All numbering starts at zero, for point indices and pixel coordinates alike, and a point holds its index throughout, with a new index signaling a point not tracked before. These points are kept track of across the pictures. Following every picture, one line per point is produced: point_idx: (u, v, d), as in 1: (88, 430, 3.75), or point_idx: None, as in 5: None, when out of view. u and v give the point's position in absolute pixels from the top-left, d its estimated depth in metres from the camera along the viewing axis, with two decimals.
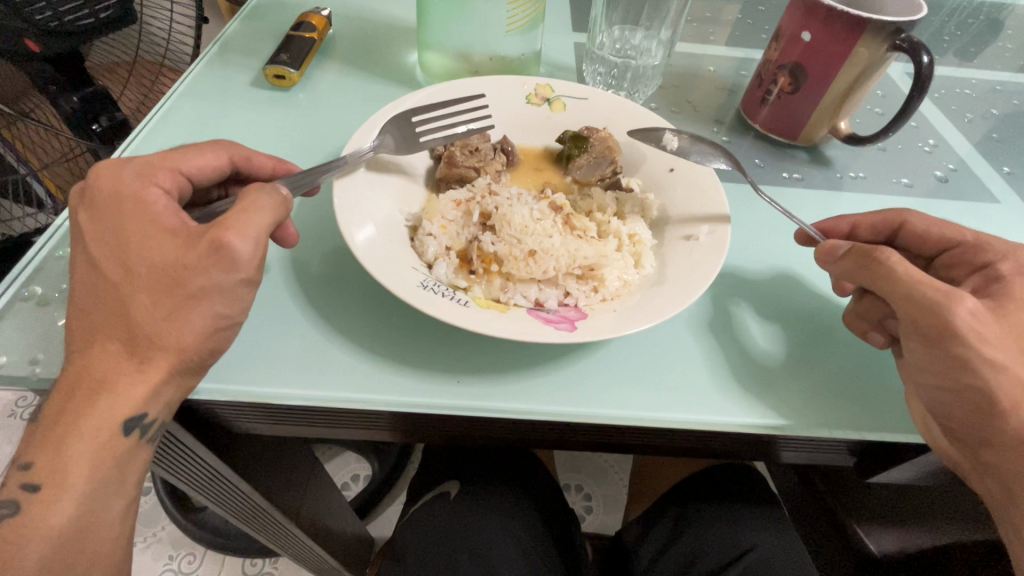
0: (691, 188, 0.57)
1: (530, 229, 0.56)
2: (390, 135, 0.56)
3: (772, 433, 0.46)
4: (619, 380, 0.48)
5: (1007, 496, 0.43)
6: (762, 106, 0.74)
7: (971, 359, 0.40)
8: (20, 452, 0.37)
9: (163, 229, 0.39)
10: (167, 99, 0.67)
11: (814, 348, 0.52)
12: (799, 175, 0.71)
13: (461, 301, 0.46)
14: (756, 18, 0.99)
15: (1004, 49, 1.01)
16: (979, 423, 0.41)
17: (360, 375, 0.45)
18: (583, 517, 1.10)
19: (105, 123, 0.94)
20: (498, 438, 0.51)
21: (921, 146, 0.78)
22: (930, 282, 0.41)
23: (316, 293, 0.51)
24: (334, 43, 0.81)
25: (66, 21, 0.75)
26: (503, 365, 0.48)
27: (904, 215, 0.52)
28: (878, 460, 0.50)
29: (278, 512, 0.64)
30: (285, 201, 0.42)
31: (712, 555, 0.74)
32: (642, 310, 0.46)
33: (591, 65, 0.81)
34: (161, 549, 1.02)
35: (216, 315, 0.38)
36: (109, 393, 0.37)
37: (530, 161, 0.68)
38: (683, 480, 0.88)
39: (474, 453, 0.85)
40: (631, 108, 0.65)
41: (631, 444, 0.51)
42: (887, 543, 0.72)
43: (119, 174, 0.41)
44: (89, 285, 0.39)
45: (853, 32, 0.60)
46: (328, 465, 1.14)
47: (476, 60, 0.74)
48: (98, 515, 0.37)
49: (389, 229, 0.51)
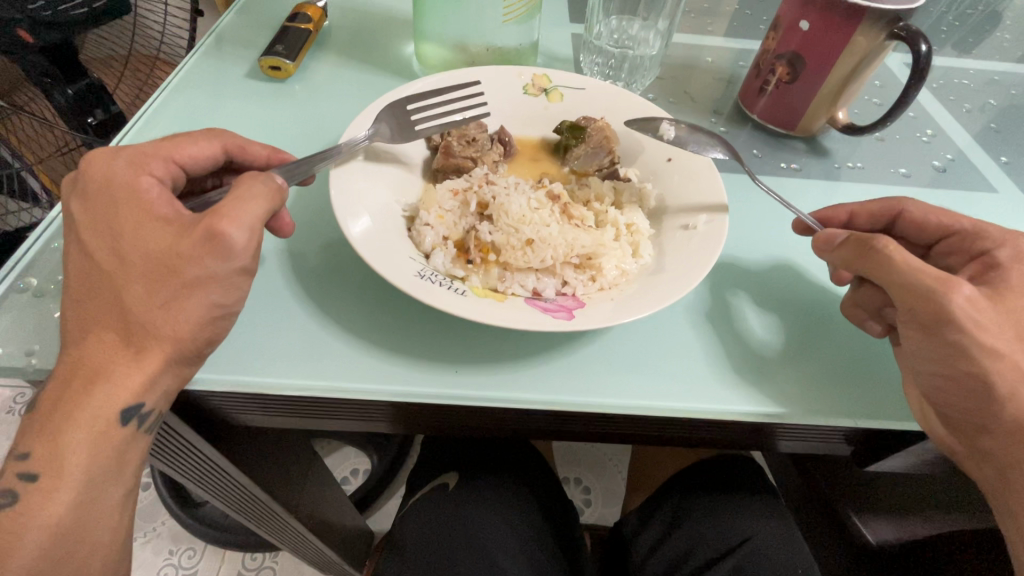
0: (689, 177, 0.57)
1: (527, 218, 0.55)
2: (386, 124, 0.56)
3: (769, 422, 0.46)
4: (617, 369, 0.48)
5: (1003, 482, 0.43)
6: (761, 96, 0.73)
7: (968, 345, 0.40)
8: (16, 442, 0.37)
9: (157, 219, 0.38)
10: (161, 90, 0.67)
11: (812, 337, 0.52)
12: (797, 165, 0.71)
13: (458, 291, 0.46)
14: (754, 8, 0.98)
15: (1003, 39, 1.01)
16: (975, 410, 0.41)
17: (357, 365, 0.45)
18: (582, 509, 1.10)
19: (100, 116, 0.94)
20: (497, 428, 0.51)
21: (919, 136, 0.77)
22: (927, 269, 0.41)
23: (313, 284, 0.50)
24: (329, 35, 0.80)
25: (59, 13, 0.75)
26: (501, 355, 0.47)
27: (902, 203, 0.52)
28: (876, 448, 0.50)
29: (277, 505, 0.64)
30: (280, 190, 0.41)
31: (711, 545, 0.75)
32: (640, 299, 0.46)
33: (588, 56, 0.80)
34: (161, 544, 1.02)
35: (212, 304, 0.38)
36: (106, 383, 0.37)
37: (527, 151, 0.68)
38: (681, 471, 0.88)
39: (473, 446, 0.85)
40: (629, 98, 0.65)
41: (630, 434, 0.51)
42: (885, 531, 0.72)
43: (112, 163, 0.41)
44: (83, 274, 0.39)
45: (852, 20, 0.60)
46: (328, 460, 1.14)
47: (473, 51, 0.74)
48: (96, 505, 0.37)
49: (386, 219, 0.51)
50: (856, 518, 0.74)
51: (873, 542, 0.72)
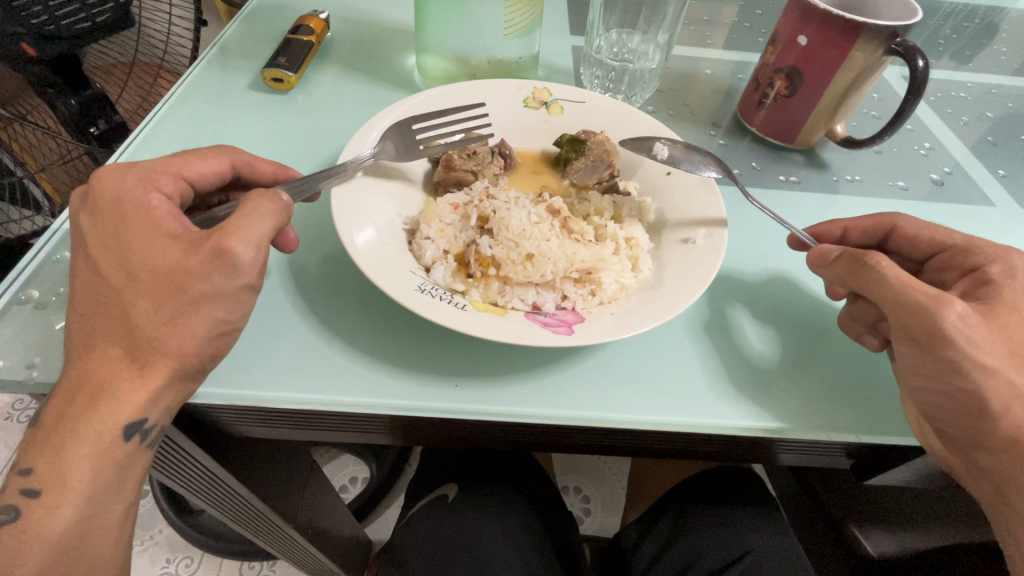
0: (688, 192, 0.58)
1: (527, 232, 0.56)
2: (391, 141, 0.56)
3: (769, 437, 0.46)
4: (617, 382, 0.48)
5: (1000, 498, 0.43)
6: (759, 109, 0.74)
7: (962, 362, 0.40)
8: (19, 457, 0.37)
9: (165, 235, 0.39)
10: (165, 102, 0.67)
11: (808, 350, 0.53)
12: (795, 178, 0.72)
13: (458, 305, 0.46)
14: (753, 20, 0.99)
15: (999, 52, 1.02)
16: (972, 427, 0.42)
17: (359, 378, 0.46)
18: (582, 519, 1.10)
19: (102, 126, 0.94)
20: (496, 441, 0.51)
21: (916, 149, 0.78)
22: (925, 287, 0.41)
23: (314, 298, 0.51)
24: (332, 47, 0.81)
25: (63, 26, 0.76)
26: (500, 368, 0.48)
27: (896, 218, 0.52)
28: (875, 462, 0.50)
29: (277, 516, 0.65)
30: (285, 207, 0.42)
31: (711, 557, 0.75)
32: (640, 313, 0.47)
33: (589, 69, 0.81)
34: (159, 553, 1.01)
35: (217, 320, 0.38)
36: (110, 398, 0.37)
37: (527, 164, 0.68)
38: (681, 482, 0.88)
39: (472, 457, 0.85)
40: (629, 112, 0.65)
41: (630, 447, 0.51)
42: (886, 545, 0.72)
43: (120, 179, 0.41)
44: (89, 290, 0.39)
45: (849, 36, 0.61)
46: (327, 468, 1.14)
47: (474, 63, 0.75)
48: (97, 521, 0.37)
49: (389, 233, 0.51)
50: (857, 530, 0.75)
51: (873, 554, 0.72)
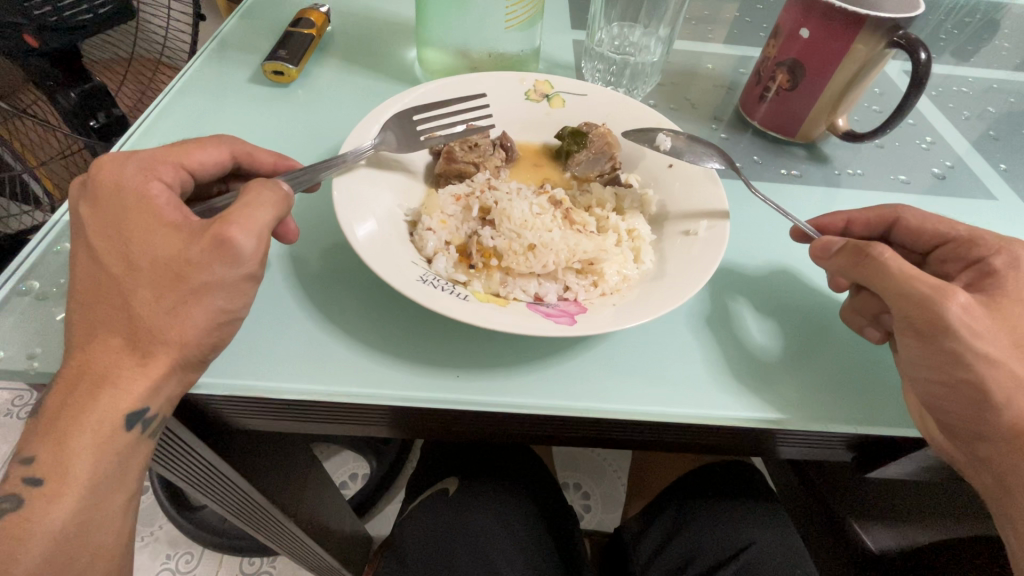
0: (690, 184, 0.58)
1: (529, 223, 0.55)
2: (392, 133, 0.56)
3: (771, 429, 0.46)
4: (618, 374, 0.48)
5: (1002, 490, 0.43)
6: (761, 103, 0.74)
7: (965, 353, 0.40)
8: (20, 446, 0.36)
9: (166, 224, 0.39)
10: (165, 94, 0.67)
11: (810, 342, 0.52)
12: (797, 172, 0.72)
13: (460, 296, 0.46)
14: (754, 15, 0.99)
15: (1000, 48, 1.02)
16: (974, 418, 0.42)
17: (359, 369, 0.46)
18: (582, 515, 1.10)
19: (102, 120, 0.94)
20: (496, 433, 0.51)
21: (918, 144, 0.78)
22: (927, 278, 0.41)
23: (315, 289, 0.50)
24: (332, 40, 0.81)
25: (66, 18, 0.76)
26: (502, 359, 0.48)
27: (898, 211, 0.52)
28: (876, 454, 0.50)
29: (277, 510, 0.64)
30: (287, 197, 0.42)
31: (712, 552, 0.74)
32: (642, 304, 0.46)
33: (591, 62, 0.81)
34: (159, 548, 1.01)
35: (218, 310, 0.38)
36: (112, 387, 0.37)
37: (529, 157, 0.68)
38: (682, 478, 0.88)
39: (472, 452, 0.85)
40: (631, 105, 0.65)
41: (631, 439, 0.51)
42: (886, 539, 0.72)
43: (121, 167, 0.41)
44: (89, 279, 0.39)
45: (851, 29, 0.61)
46: (327, 464, 1.14)
47: (474, 57, 0.74)
48: (99, 511, 0.37)
49: (390, 224, 0.51)
50: (857, 526, 0.74)
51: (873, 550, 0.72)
